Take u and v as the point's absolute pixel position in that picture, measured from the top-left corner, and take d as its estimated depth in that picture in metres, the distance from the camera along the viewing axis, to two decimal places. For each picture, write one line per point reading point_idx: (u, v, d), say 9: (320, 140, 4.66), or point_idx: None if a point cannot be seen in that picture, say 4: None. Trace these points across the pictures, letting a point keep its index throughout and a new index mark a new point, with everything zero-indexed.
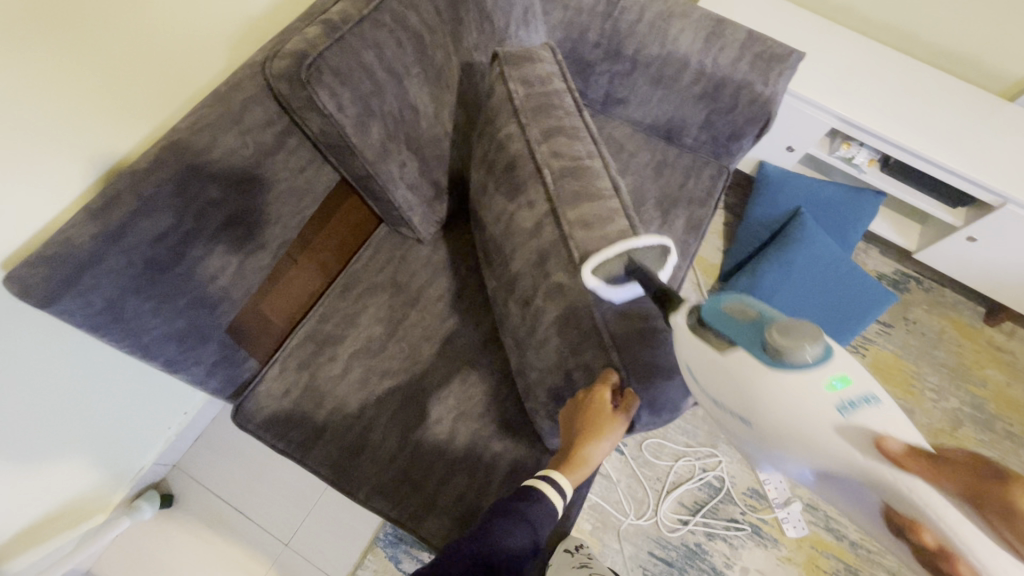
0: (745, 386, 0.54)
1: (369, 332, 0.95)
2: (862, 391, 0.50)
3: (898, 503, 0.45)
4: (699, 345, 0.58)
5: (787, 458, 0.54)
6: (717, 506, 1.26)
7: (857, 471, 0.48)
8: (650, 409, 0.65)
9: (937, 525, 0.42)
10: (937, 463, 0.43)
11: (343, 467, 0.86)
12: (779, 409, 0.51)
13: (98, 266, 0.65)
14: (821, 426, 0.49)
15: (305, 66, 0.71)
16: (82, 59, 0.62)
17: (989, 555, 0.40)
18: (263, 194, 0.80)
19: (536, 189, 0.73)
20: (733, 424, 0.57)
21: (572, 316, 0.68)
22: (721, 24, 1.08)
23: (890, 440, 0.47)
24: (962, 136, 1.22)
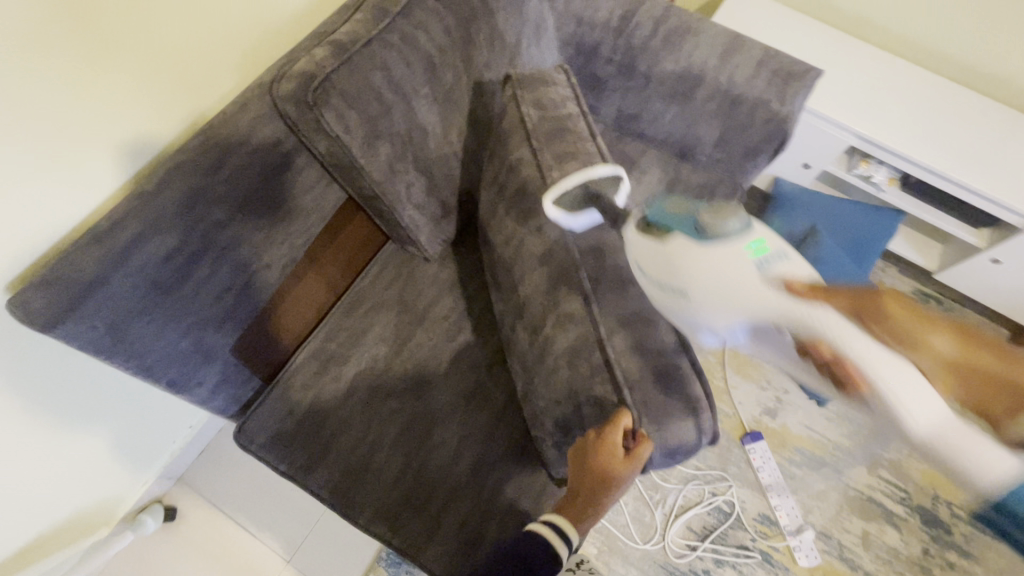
0: (684, 262, 0.56)
1: (374, 351, 0.93)
2: (776, 251, 0.55)
3: (808, 332, 0.51)
4: (642, 242, 0.61)
5: (711, 319, 0.56)
6: (726, 532, 1.23)
7: (773, 312, 0.53)
8: (664, 450, 0.63)
9: (840, 341, 0.50)
10: (834, 293, 0.52)
11: (345, 490, 0.85)
12: (708, 272, 0.55)
13: (102, 290, 0.64)
14: (744, 275, 0.54)
15: (311, 88, 0.70)
16: (88, 85, 0.62)
17: (877, 353, 0.49)
18: (269, 214, 0.80)
19: (545, 214, 0.72)
20: (662, 297, 0.59)
21: (582, 347, 0.67)
22: (738, 40, 1.06)
23: (797, 280, 0.53)
24: (984, 155, 1.18)
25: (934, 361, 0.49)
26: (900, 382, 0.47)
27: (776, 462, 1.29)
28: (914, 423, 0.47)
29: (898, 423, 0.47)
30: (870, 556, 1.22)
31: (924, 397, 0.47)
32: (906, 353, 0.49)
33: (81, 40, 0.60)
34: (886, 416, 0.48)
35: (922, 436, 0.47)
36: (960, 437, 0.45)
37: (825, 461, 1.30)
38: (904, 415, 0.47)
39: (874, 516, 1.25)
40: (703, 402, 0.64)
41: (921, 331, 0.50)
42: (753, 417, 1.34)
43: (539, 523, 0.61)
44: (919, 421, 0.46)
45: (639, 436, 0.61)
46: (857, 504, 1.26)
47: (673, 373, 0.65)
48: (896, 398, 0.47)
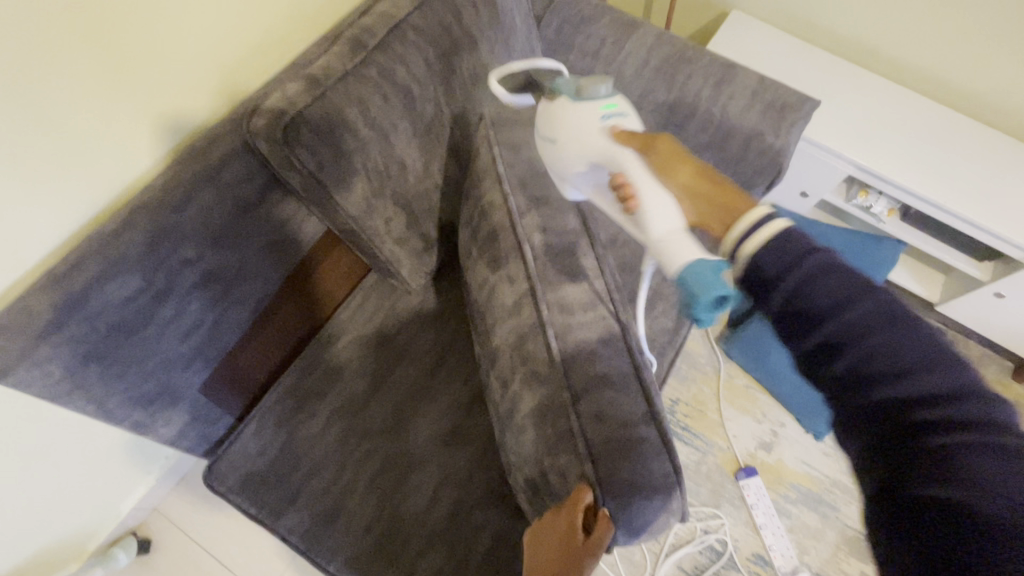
0: (557, 115, 0.70)
1: (350, 388, 0.90)
2: (622, 112, 0.69)
3: (613, 165, 0.64)
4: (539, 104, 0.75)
5: (568, 166, 0.70)
6: (718, 572, 1.19)
7: (601, 152, 0.66)
8: (627, 532, 0.57)
9: (624, 168, 0.62)
10: (637, 136, 0.64)
11: (316, 536, 0.82)
12: (567, 122, 0.68)
13: (59, 334, 0.62)
14: (590, 123, 0.68)
15: (282, 126, 0.68)
16: (63, 131, 0.60)
17: (644, 174, 0.60)
18: (241, 252, 0.77)
19: (517, 262, 0.71)
20: (544, 150, 0.73)
21: (551, 408, 0.64)
22: (732, 69, 1.03)
23: (618, 129, 0.66)
24: (987, 186, 1.15)
25: (678, 186, 0.56)
26: (648, 194, 0.58)
27: (771, 499, 1.25)
28: (648, 223, 0.57)
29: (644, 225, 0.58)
30: None
31: (662, 207, 0.57)
32: (663, 178, 0.58)
33: (47, 80, 0.56)
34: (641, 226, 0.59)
35: (656, 235, 0.57)
36: (678, 242, 0.56)
37: (822, 498, 1.26)
38: (646, 220, 0.57)
39: None
40: (674, 480, 0.59)
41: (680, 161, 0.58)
42: (747, 451, 1.30)
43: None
44: (652, 223, 0.57)
45: (600, 517, 0.55)
46: (856, 545, 1.22)
47: (644, 446, 0.59)
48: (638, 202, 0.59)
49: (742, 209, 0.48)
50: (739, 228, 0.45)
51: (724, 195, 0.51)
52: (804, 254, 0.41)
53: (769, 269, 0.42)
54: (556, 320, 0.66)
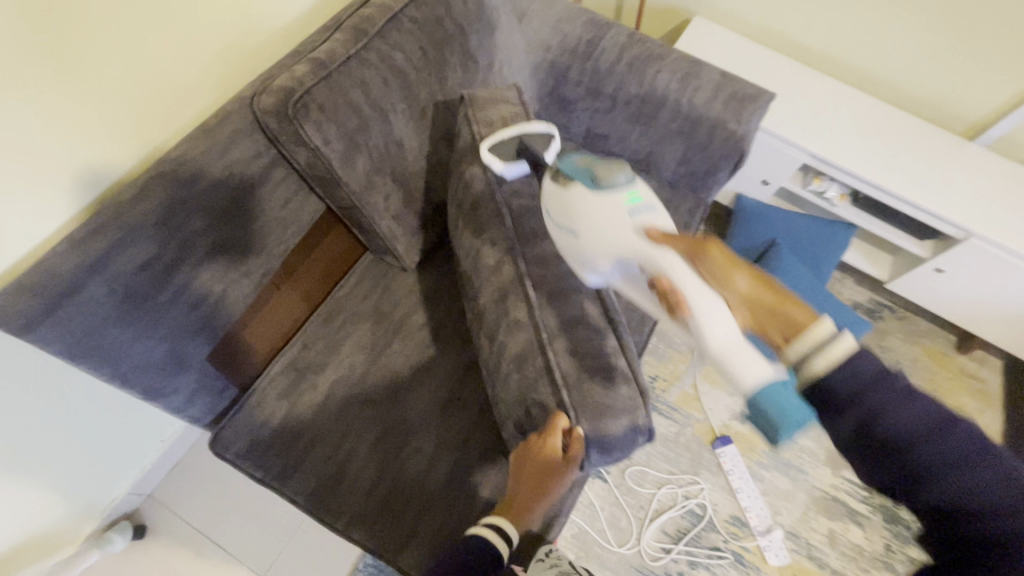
0: (576, 204, 0.69)
1: (351, 360, 0.95)
2: (645, 203, 0.69)
3: (653, 266, 0.65)
4: (552, 188, 0.74)
5: (597, 259, 0.69)
6: (699, 534, 1.26)
7: (637, 252, 0.66)
8: (600, 447, 0.66)
9: (670, 273, 0.63)
10: (676, 237, 0.65)
11: (321, 495, 0.86)
12: (593, 218, 0.68)
13: (79, 294, 0.65)
14: (621, 223, 0.67)
15: (291, 103, 0.74)
16: (82, 106, 0.64)
17: (695, 282, 0.61)
18: (247, 226, 0.81)
19: (498, 225, 0.77)
20: (563, 241, 0.72)
21: (529, 349, 0.70)
22: (696, 65, 1.14)
23: (654, 229, 0.66)
24: (924, 171, 1.28)
25: (734, 295, 0.61)
26: (706, 308, 0.60)
27: (745, 465, 1.34)
28: (711, 338, 0.60)
29: (700, 333, 0.61)
30: (836, 553, 1.26)
31: (721, 321, 0.60)
32: (717, 288, 0.61)
33: (59, 53, 0.60)
34: (695, 332, 0.62)
35: (719, 349, 0.60)
36: (742, 353, 0.59)
37: (792, 463, 1.35)
38: (704, 333, 0.60)
39: (839, 515, 1.30)
40: (638, 402, 0.68)
41: (730, 269, 0.61)
42: (722, 422, 1.38)
43: (486, 527, 0.65)
44: (715, 338, 0.60)
45: (575, 438, 0.64)
46: (823, 504, 1.31)
47: (616, 377, 0.68)
48: (697, 315, 0.60)
49: (805, 319, 0.55)
50: (805, 347, 0.53)
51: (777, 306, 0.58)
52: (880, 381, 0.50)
53: (840, 391, 0.51)
54: (532, 272, 0.73)
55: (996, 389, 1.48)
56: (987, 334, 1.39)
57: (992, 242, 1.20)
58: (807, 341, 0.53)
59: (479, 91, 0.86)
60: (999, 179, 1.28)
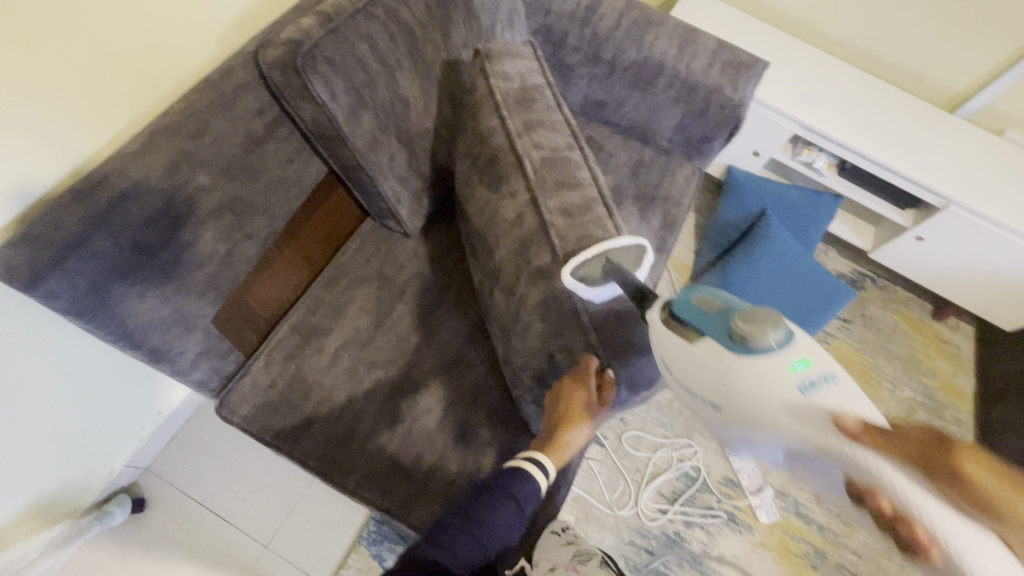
0: (717, 376, 0.58)
1: (355, 323, 0.95)
2: (822, 372, 0.54)
3: (856, 473, 0.51)
4: (668, 336, 0.62)
5: (761, 437, 0.59)
6: (694, 494, 1.30)
7: (821, 447, 0.54)
8: (630, 384, 0.70)
9: (895, 495, 0.49)
10: (888, 438, 0.50)
11: (331, 456, 0.86)
12: (748, 396, 0.56)
13: (86, 247, 0.64)
14: (790, 408, 0.54)
15: (300, 54, 0.72)
16: (81, 53, 0.62)
17: (942, 520, 0.46)
18: (252, 183, 0.80)
19: (517, 177, 0.78)
20: (712, 409, 0.62)
21: (553, 298, 0.72)
22: (692, 32, 1.15)
23: (855, 426, 0.51)
24: (908, 142, 1.32)
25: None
26: (962, 550, 0.45)
27: None
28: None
29: None
30: (822, 510, 1.32)
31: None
32: (986, 525, 0.45)
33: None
34: None
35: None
36: None
37: None
38: None
39: None
40: None
41: (1010, 501, 0.45)
42: None
43: (533, 466, 0.65)
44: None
45: (607, 376, 0.68)
46: None
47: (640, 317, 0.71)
48: (969, 574, 0.44)
49: None
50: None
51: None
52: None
53: None
54: (557, 222, 0.74)
55: (970, 354, 1.55)
56: (964, 299, 1.45)
57: (969, 209, 1.26)
58: None
59: (495, 45, 0.86)
60: (978, 148, 1.33)
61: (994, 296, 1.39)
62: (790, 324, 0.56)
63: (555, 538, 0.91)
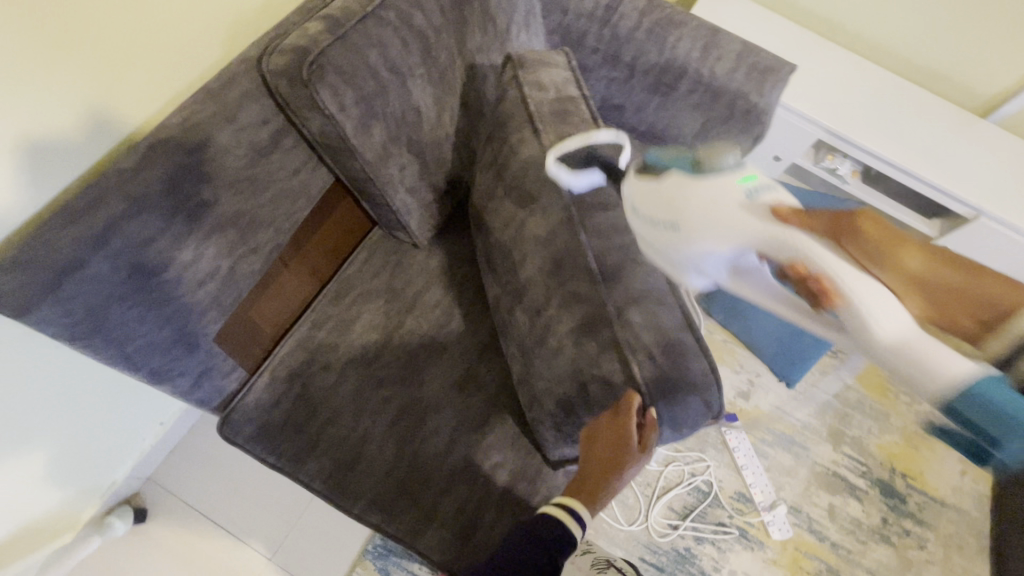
0: (676, 197, 0.60)
1: (363, 339, 0.91)
2: (764, 182, 0.59)
3: (780, 252, 0.55)
4: (639, 184, 0.67)
5: (706, 251, 0.59)
6: (705, 510, 1.28)
7: (762, 238, 0.56)
8: (672, 426, 0.66)
9: (815, 259, 0.53)
10: (809, 215, 0.54)
11: (337, 478, 0.83)
12: (701, 205, 0.59)
13: (81, 271, 0.60)
14: (737, 208, 0.57)
15: (305, 65, 0.68)
16: (78, 63, 0.58)
17: (842, 269, 0.51)
18: (255, 197, 0.76)
19: (551, 196, 0.75)
20: (663, 236, 0.63)
21: (587, 326, 0.69)
22: (717, 33, 1.09)
23: (789, 210, 0.56)
24: (939, 150, 1.26)
25: (904, 276, 0.50)
26: (859, 290, 0.50)
27: (750, 442, 1.35)
28: (886, 338, 0.49)
29: (867, 326, 0.50)
30: (836, 527, 1.29)
31: (888, 306, 0.49)
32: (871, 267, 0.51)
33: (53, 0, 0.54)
34: (858, 327, 0.51)
35: (891, 346, 0.49)
36: (926, 346, 0.48)
37: (795, 440, 1.37)
38: (874, 326, 0.49)
39: (840, 489, 1.33)
40: (711, 377, 0.67)
41: (897, 246, 0.51)
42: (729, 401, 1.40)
43: (564, 512, 0.65)
44: (891, 335, 0.49)
45: (649, 418, 0.64)
46: (825, 479, 1.34)
47: (686, 349, 0.67)
48: (863, 308, 0.50)
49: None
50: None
51: (978, 292, 0.48)
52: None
53: None
54: (594, 245, 0.71)
55: None
56: None
57: (1002, 222, 1.20)
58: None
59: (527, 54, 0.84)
60: (1013, 157, 1.27)
61: None
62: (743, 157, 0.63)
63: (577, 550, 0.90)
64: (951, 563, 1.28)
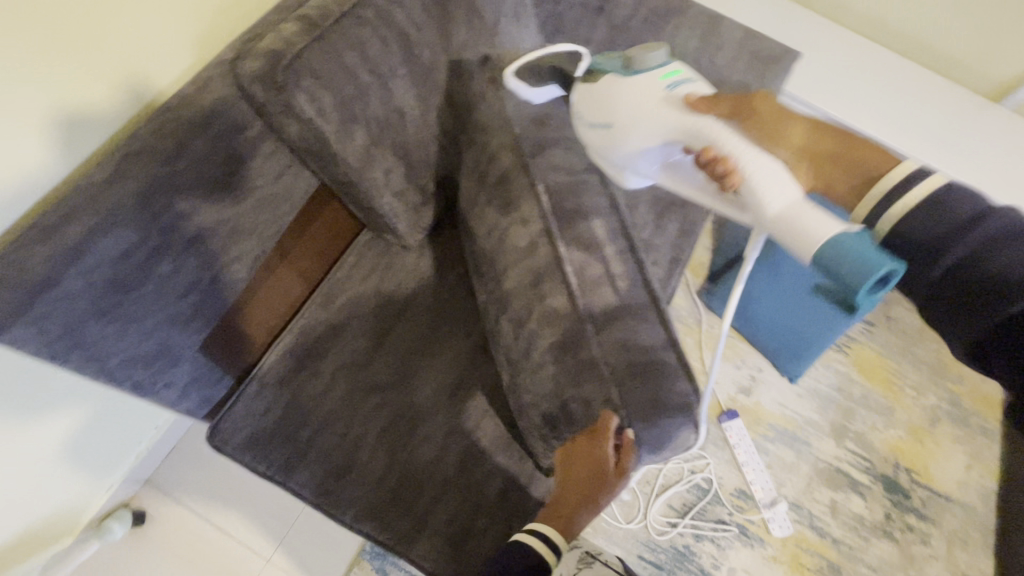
0: (613, 96, 0.69)
1: (353, 345, 0.90)
2: (683, 80, 0.68)
3: (696, 142, 0.64)
4: (582, 87, 0.74)
5: (636, 146, 0.68)
6: (705, 507, 1.27)
7: (679, 128, 0.65)
8: (652, 447, 0.63)
9: (719, 142, 0.62)
10: (719, 108, 0.64)
11: (329, 486, 0.83)
12: (631, 103, 0.67)
13: (54, 290, 0.59)
14: (659, 101, 0.66)
15: (279, 68, 0.66)
16: (29, 79, 0.57)
17: (742, 147, 0.60)
18: (234, 206, 0.74)
19: (530, 203, 0.73)
20: (600, 136, 0.71)
21: (572, 340, 0.68)
22: (717, 20, 1.05)
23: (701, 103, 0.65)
24: (950, 137, 1.22)
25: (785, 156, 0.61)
26: (756, 164, 0.59)
27: (751, 438, 1.34)
28: (768, 204, 0.58)
29: (755, 198, 0.59)
30: (837, 523, 1.28)
31: (778, 176, 0.58)
32: (766, 147, 0.61)
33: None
34: (751, 201, 0.59)
35: (775, 214, 0.58)
36: (802, 211, 0.57)
37: (798, 436, 1.35)
38: (760, 195, 0.58)
39: (841, 485, 1.31)
40: (694, 399, 0.65)
41: (779, 134, 0.63)
42: (729, 396, 1.38)
43: (539, 546, 0.60)
44: (773, 201, 0.58)
45: (625, 438, 0.63)
46: (826, 475, 1.32)
47: (668, 367, 0.66)
48: (751, 179, 0.59)
49: (889, 161, 0.55)
50: (887, 192, 0.52)
51: (847, 159, 0.59)
52: (974, 224, 0.47)
53: None
54: (574, 259, 0.70)
55: None
56: None
57: None
58: (887, 181, 0.53)
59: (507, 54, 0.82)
60: None
61: None
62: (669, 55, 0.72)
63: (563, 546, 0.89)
64: (955, 558, 1.27)
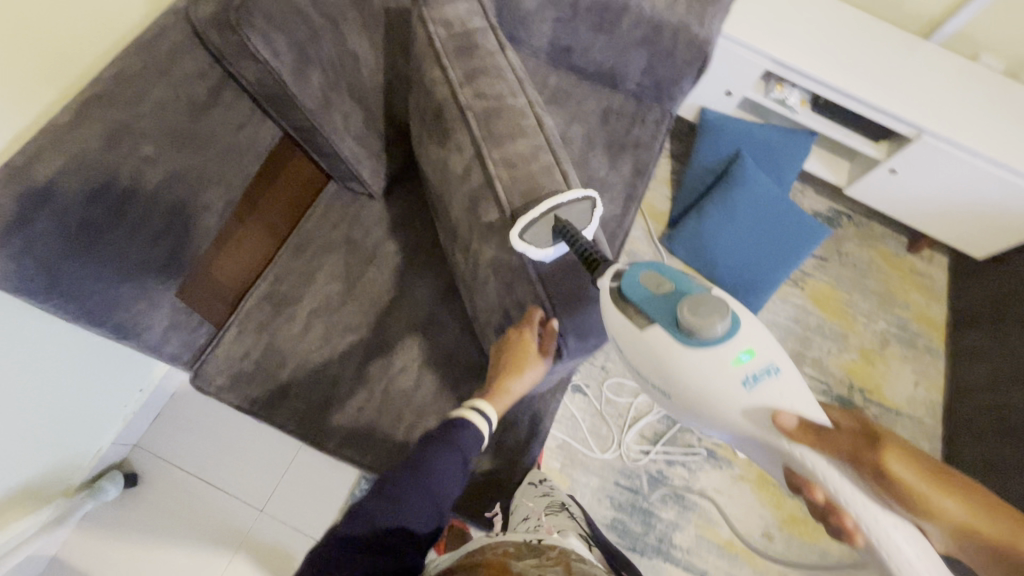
0: (672, 374, 0.61)
1: (326, 290, 0.94)
2: (763, 363, 0.58)
3: (796, 466, 0.58)
4: (619, 317, 0.63)
5: (703, 424, 0.63)
6: (674, 435, 1.35)
7: (761, 438, 0.59)
8: (575, 332, 0.71)
9: (829, 491, 0.55)
10: (823, 436, 0.55)
11: (311, 419, 0.87)
12: (697, 384, 0.59)
13: (29, 227, 0.62)
14: (733, 406, 0.59)
15: (232, 8, 0.70)
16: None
17: (861, 501, 0.54)
18: (198, 153, 0.77)
19: (462, 131, 0.77)
20: (659, 395, 0.65)
21: (503, 252, 0.72)
22: None
23: (790, 422, 0.56)
24: (882, 71, 1.30)
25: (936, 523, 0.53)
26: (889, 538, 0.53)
27: None
28: None
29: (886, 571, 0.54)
30: None
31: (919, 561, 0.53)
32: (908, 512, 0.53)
33: None
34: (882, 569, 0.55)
35: None
36: None
37: None
38: None
39: None
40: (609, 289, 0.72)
41: (933, 497, 0.52)
42: None
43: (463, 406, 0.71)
44: None
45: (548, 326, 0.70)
46: None
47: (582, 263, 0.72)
48: (876, 548, 0.53)
49: None
50: None
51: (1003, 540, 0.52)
52: None
53: None
54: (501, 173, 0.73)
55: (943, 284, 1.55)
56: (939, 229, 1.44)
57: (941, 137, 1.24)
58: None
59: None
60: (955, 74, 1.31)
61: (967, 226, 1.38)
62: (735, 314, 0.59)
63: (532, 490, 0.90)
64: None
